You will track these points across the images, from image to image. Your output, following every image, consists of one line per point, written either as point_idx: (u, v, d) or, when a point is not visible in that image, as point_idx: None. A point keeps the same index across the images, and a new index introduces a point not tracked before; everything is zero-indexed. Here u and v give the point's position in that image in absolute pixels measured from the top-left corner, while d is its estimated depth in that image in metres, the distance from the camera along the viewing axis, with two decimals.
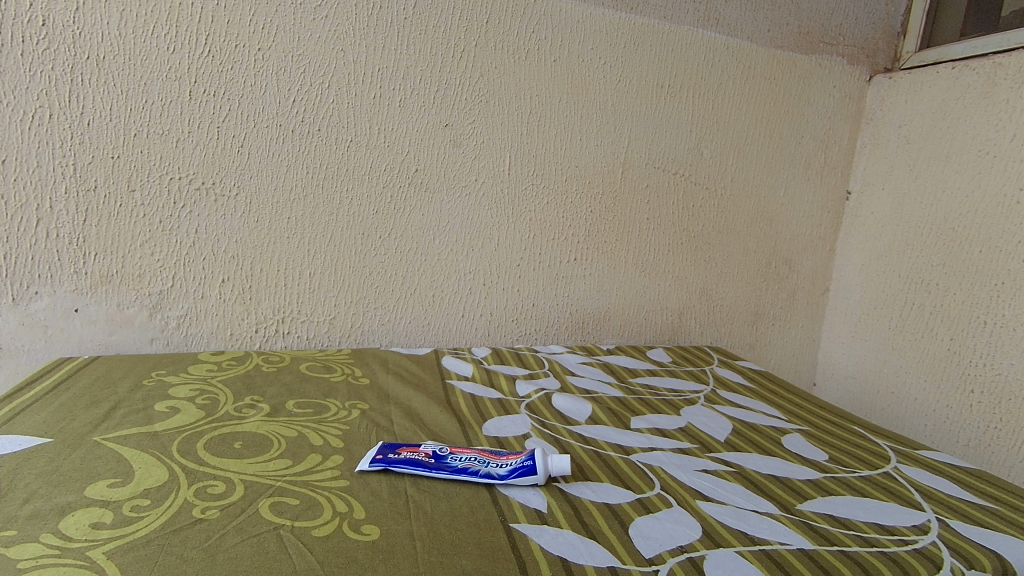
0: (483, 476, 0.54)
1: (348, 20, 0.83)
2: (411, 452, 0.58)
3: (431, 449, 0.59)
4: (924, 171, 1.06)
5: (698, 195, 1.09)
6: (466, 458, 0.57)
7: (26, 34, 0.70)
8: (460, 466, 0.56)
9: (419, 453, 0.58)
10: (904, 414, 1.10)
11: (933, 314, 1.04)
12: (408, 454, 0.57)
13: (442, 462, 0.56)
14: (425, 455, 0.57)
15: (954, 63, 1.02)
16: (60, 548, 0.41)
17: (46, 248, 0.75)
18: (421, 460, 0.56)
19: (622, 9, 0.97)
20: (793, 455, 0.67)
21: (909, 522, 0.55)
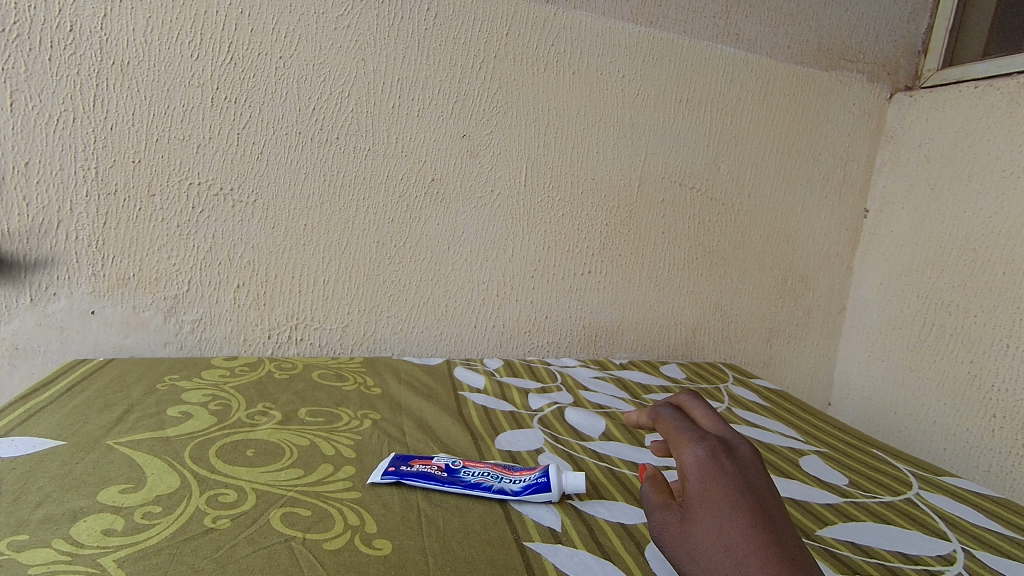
0: (496, 491, 0.54)
1: (368, 30, 0.84)
2: (423, 465, 0.57)
3: (444, 462, 0.58)
4: (946, 190, 1.04)
5: (714, 211, 1.08)
6: (478, 472, 0.56)
7: (54, 39, 0.71)
8: (473, 481, 0.55)
9: (431, 466, 0.57)
10: (922, 437, 1.08)
11: (953, 336, 1.03)
12: (420, 466, 0.57)
13: (455, 476, 0.55)
14: (438, 468, 0.56)
15: (977, 83, 1.01)
16: (71, 554, 0.41)
17: (65, 250, 0.76)
18: (434, 474, 0.55)
19: (642, 23, 0.97)
20: (812, 478, 0.65)
21: (934, 552, 0.53)
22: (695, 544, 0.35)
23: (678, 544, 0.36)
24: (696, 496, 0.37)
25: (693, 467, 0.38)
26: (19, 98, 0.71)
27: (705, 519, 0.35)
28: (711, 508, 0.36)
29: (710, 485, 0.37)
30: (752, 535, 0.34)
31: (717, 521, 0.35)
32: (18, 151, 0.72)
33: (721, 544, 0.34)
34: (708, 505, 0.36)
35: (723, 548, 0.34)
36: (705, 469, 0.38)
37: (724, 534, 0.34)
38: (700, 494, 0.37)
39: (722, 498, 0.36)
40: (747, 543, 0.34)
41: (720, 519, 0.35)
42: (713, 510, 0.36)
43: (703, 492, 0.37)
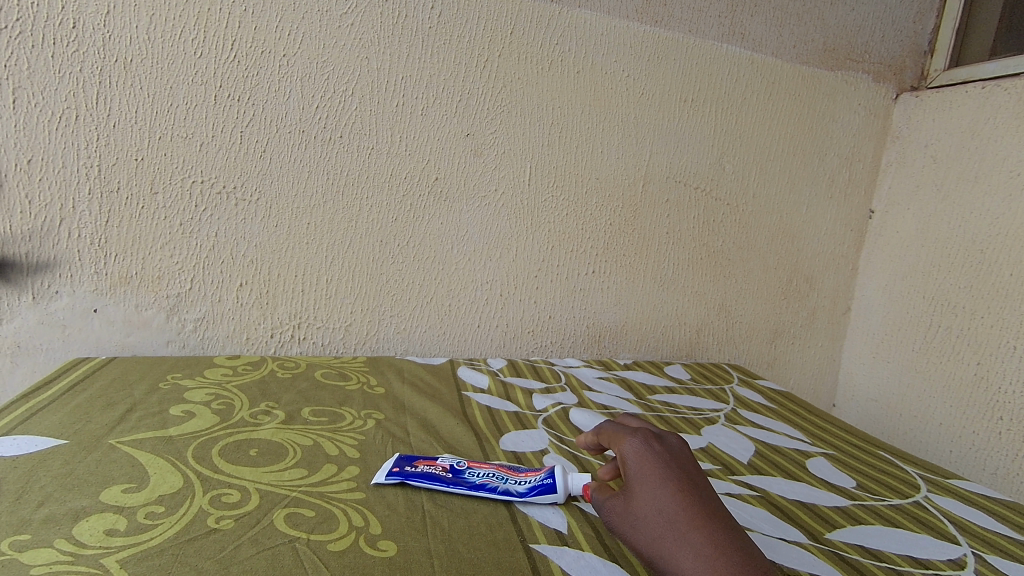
0: (501, 493, 0.53)
1: (372, 28, 0.83)
2: (428, 465, 0.56)
3: (449, 463, 0.57)
4: (952, 191, 1.04)
5: (719, 211, 1.08)
6: (483, 473, 0.56)
7: (57, 36, 0.71)
8: (478, 482, 0.54)
9: (436, 466, 0.56)
10: (928, 439, 1.07)
11: (959, 337, 1.02)
12: (424, 467, 0.56)
13: (459, 477, 0.55)
14: (442, 469, 0.56)
15: (984, 83, 1.00)
16: (73, 554, 0.41)
17: (68, 248, 0.76)
18: (439, 475, 0.55)
19: (647, 22, 0.97)
20: (819, 480, 0.65)
21: (944, 556, 0.53)
22: (638, 518, 0.44)
23: (627, 522, 0.45)
24: (636, 479, 0.46)
25: (630, 455, 0.48)
26: (22, 95, 0.71)
27: (643, 496, 0.45)
28: (648, 485, 0.45)
29: (644, 467, 0.46)
30: (679, 501, 0.43)
31: (652, 495, 0.44)
32: (20, 149, 0.72)
33: (657, 512, 0.43)
34: (645, 483, 0.45)
35: (659, 516, 0.43)
36: (640, 455, 0.47)
37: (659, 505, 0.43)
38: (637, 477, 0.46)
39: (655, 476, 0.45)
40: (678, 506, 0.43)
41: (655, 493, 0.44)
42: (649, 487, 0.45)
43: (640, 474, 0.46)
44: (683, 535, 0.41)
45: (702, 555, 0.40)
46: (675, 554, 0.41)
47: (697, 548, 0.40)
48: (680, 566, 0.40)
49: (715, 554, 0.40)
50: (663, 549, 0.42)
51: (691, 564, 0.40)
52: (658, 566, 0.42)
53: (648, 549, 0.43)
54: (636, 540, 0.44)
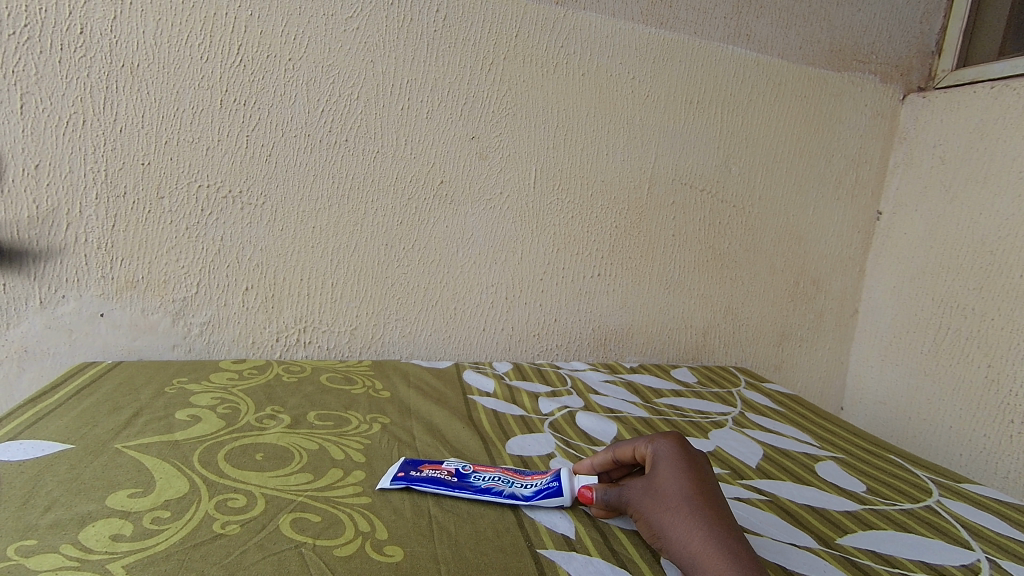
0: (507, 496, 0.53)
1: (377, 32, 0.83)
2: (433, 470, 0.56)
3: (455, 467, 0.57)
4: (961, 192, 1.03)
5: (725, 213, 1.07)
6: (489, 477, 0.55)
7: (65, 42, 0.71)
8: (484, 486, 0.54)
9: (441, 471, 0.56)
10: (938, 442, 1.06)
11: (969, 340, 1.01)
12: (430, 471, 0.56)
13: (465, 481, 0.54)
14: (448, 473, 0.56)
15: (992, 83, 1.00)
16: (79, 560, 0.41)
17: (75, 252, 0.76)
18: (444, 479, 0.55)
19: (652, 24, 0.97)
20: (829, 485, 0.64)
21: (957, 562, 0.52)
22: (657, 493, 0.48)
23: (644, 495, 0.48)
24: (661, 463, 0.50)
25: (658, 446, 0.51)
26: (30, 100, 0.71)
27: (667, 478, 0.48)
28: (673, 469, 0.49)
29: (673, 456, 0.50)
30: (698, 488, 0.47)
31: (675, 477, 0.48)
32: (28, 153, 0.72)
33: (678, 492, 0.47)
34: (671, 468, 0.49)
35: (679, 495, 0.47)
36: (669, 447, 0.51)
37: (680, 487, 0.47)
38: (664, 463, 0.50)
39: (680, 465, 0.49)
40: (697, 492, 0.47)
41: (679, 477, 0.48)
42: (674, 471, 0.49)
43: (666, 460, 0.50)
44: (698, 513, 0.45)
45: (712, 532, 0.44)
46: (687, 525, 0.45)
47: (709, 525, 0.44)
48: (690, 537, 0.44)
49: (724, 534, 0.44)
50: (676, 521, 0.45)
51: (701, 537, 0.44)
52: (668, 533, 0.45)
53: (661, 518, 0.46)
54: (649, 511, 0.47)
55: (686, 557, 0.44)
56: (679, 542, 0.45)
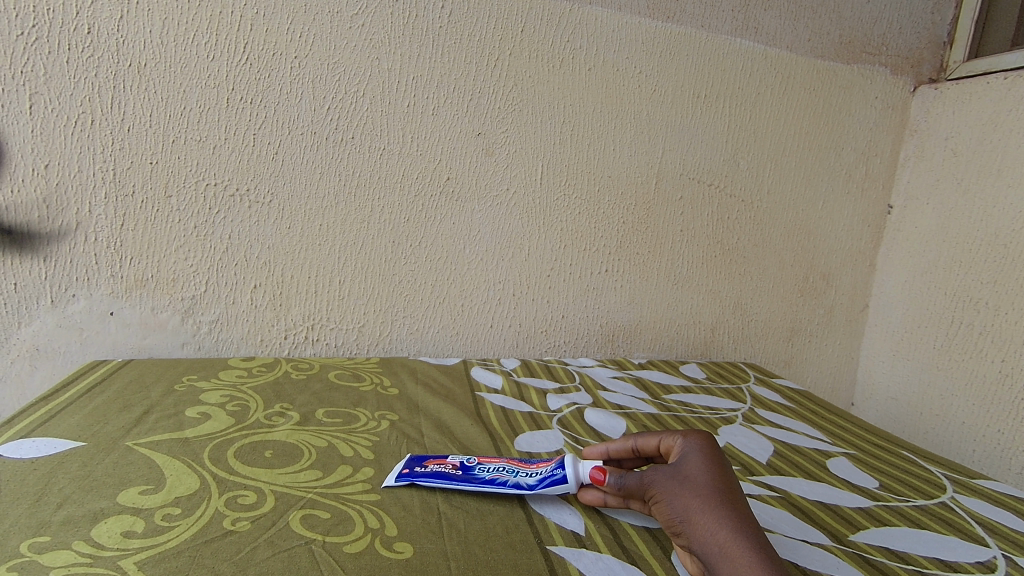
0: (512, 486, 0.53)
1: (383, 29, 0.83)
2: (437, 465, 0.56)
3: (458, 461, 0.57)
4: (974, 185, 1.02)
5: (733, 208, 1.06)
6: (493, 468, 0.55)
7: (72, 42, 0.72)
8: (488, 477, 0.54)
9: (445, 465, 0.56)
10: (950, 438, 1.05)
11: (982, 334, 1.00)
12: (435, 466, 0.56)
13: (470, 474, 0.54)
14: (452, 467, 0.56)
15: (1005, 74, 0.98)
16: (91, 557, 0.41)
17: (85, 251, 0.77)
18: (449, 473, 0.54)
19: (658, 17, 0.96)
20: (841, 481, 0.63)
21: (972, 559, 0.51)
22: (686, 480, 0.46)
23: (670, 481, 0.46)
24: (691, 454, 0.48)
25: (688, 439, 0.50)
26: (38, 100, 0.71)
27: (697, 468, 0.46)
28: (703, 461, 0.47)
29: (703, 449, 0.49)
30: (728, 483, 0.46)
31: (707, 469, 0.46)
32: (38, 153, 0.73)
33: (708, 482, 0.45)
34: (701, 460, 0.47)
35: (709, 485, 0.45)
36: (700, 441, 0.49)
37: (711, 478, 0.45)
38: (694, 453, 0.48)
39: (711, 458, 0.48)
40: (728, 485, 0.45)
41: (709, 469, 0.46)
42: (704, 462, 0.47)
43: (697, 452, 0.48)
44: (728, 505, 0.43)
45: (741, 525, 0.42)
46: (715, 514, 0.43)
47: (739, 518, 0.43)
48: (718, 525, 0.42)
49: (752, 529, 0.42)
50: (704, 509, 0.43)
51: (729, 528, 0.42)
52: (693, 520, 0.43)
53: (687, 504, 0.44)
54: (674, 496, 0.45)
55: (710, 546, 0.42)
56: (705, 529, 0.42)
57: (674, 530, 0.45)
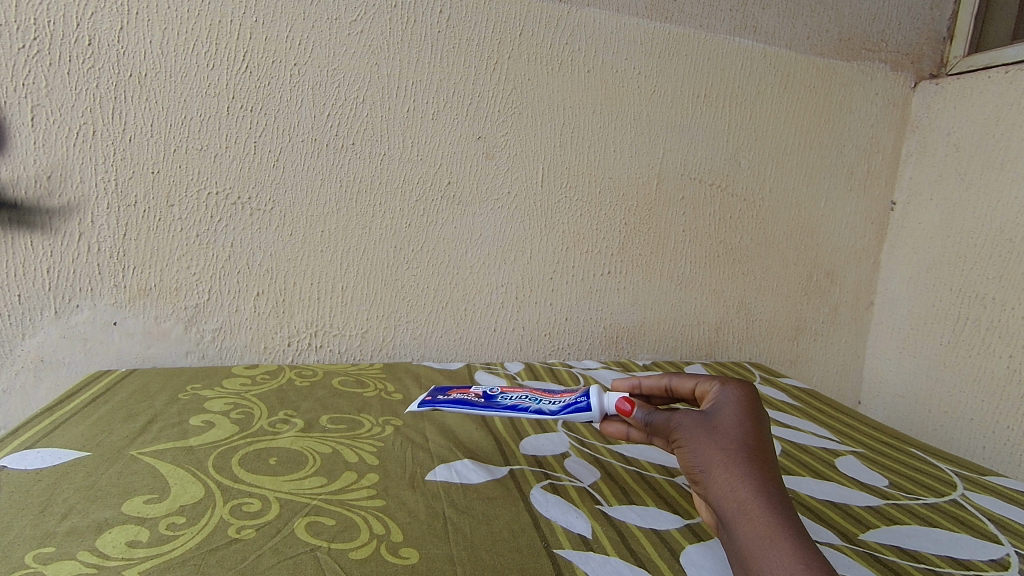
0: (533, 411, 0.57)
1: (381, 35, 0.83)
2: (462, 394, 0.64)
3: (483, 391, 0.65)
4: (977, 180, 1.01)
5: (735, 207, 1.06)
6: (516, 397, 0.62)
7: (73, 54, 0.72)
8: (510, 404, 0.60)
9: (470, 394, 0.64)
10: (959, 435, 1.04)
11: (989, 330, 0.99)
12: (459, 395, 0.64)
13: (492, 402, 0.61)
14: (476, 396, 0.63)
15: (1006, 68, 0.98)
16: (96, 567, 0.41)
17: (87, 262, 0.77)
18: (472, 401, 0.62)
19: (656, 18, 0.96)
20: (850, 480, 0.63)
21: (985, 557, 0.51)
22: (715, 432, 0.45)
23: (698, 428, 0.46)
24: (726, 405, 0.47)
25: (725, 389, 0.49)
26: (40, 112, 0.72)
27: (729, 420, 0.46)
28: (736, 415, 0.46)
29: (740, 401, 0.48)
30: (757, 439, 0.45)
31: (739, 424, 0.46)
32: (40, 165, 0.73)
33: (738, 437, 0.45)
34: (733, 413, 0.47)
35: (738, 441, 0.44)
36: (738, 393, 0.49)
37: (741, 433, 0.45)
38: (728, 405, 0.47)
39: (745, 413, 0.47)
40: (757, 443, 0.45)
41: (741, 423, 0.46)
42: (737, 416, 0.46)
43: (732, 405, 0.47)
44: (753, 464, 0.43)
45: (764, 485, 0.42)
46: (739, 471, 0.43)
47: (762, 477, 0.43)
48: (740, 482, 0.42)
49: (775, 489, 0.42)
50: (727, 464, 0.43)
51: (751, 487, 0.42)
52: (714, 473, 0.43)
53: (710, 455, 0.44)
54: (698, 445, 0.45)
55: (728, 501, 0.42)
56: (725, 485, 0.43)
57: (692, 477, 0.45)
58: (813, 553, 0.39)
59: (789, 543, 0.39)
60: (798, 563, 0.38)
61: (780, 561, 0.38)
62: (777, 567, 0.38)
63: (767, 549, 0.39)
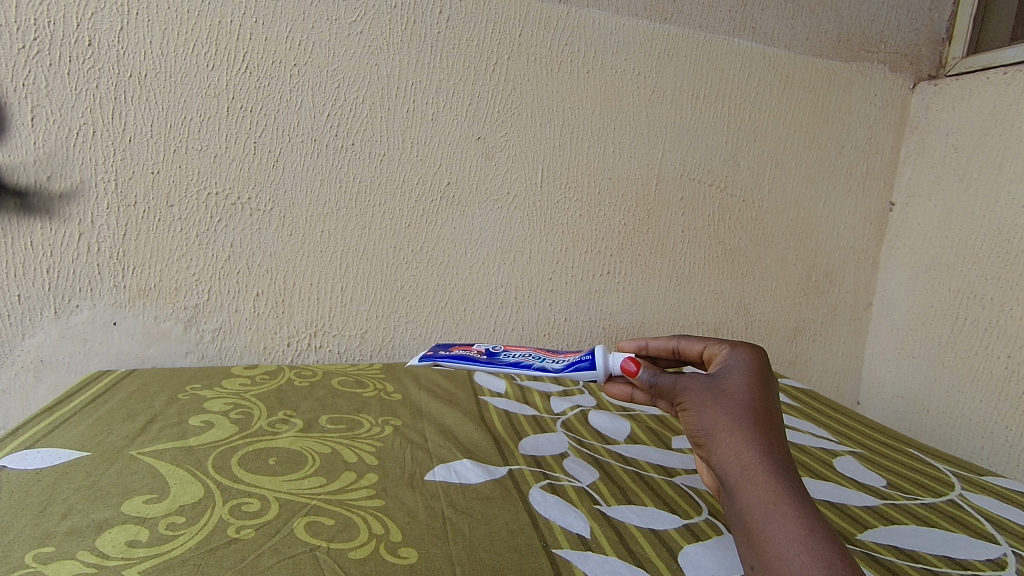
0: (535, 367, 0.60)
1: (381, 36, 0.84)
2: (464, 351, 0.67)
3: (485, 351, 0.67)
4: (975, 181, 1.02)
5: (734, 208, 1.06)
6: (519, 355, 0.64)
7: (74, 54, 0.72)
8: (513, 361, 0.63)
9: (473, 352, 0.67)
10: (958, 436, 1.04)
11: (988, 331, 1.00)
12: (461, 352, 0.67)
13: (494, 360, 0.64)
14: (479, 354, 0.66)
15: (1005, 69, 0.98)
16: (96, 567, 0.41)
17: (87, 262, 0.77)
18: (475, 358, 0.65)
19: (656, 19, 0.96)
20: (848, 480, 0.63)
21: (982, 556, 0.51)
22: (721, 395, 0.46)
23: (703, 391, 0.47)
24: (735, 369, 0.48)
25: (736, 353, 0.50)
26: (40, 113, 0.72)
27: (737, 384, 0.46)
28: (745, 379, 0.47)
29: (750, 366, 0.48)
30: (764, 403, 0.45)
31: (747, 388, 0.46)
32: (40, 165, 0.73)
33: (745, 402, 0.45)
34: (742, 378, 0.47)
35: (745, 405, 0.45)
36: (748, 356, 0.49)
37: (749, 397, 0.45)
38: (738, 369, 0.48)
39: (754, 377, 0.47)
40: (765, 407, 0.45)
41: (750, 387, 0.46)
42: (746, 380, 0.47)
43: (740, 369, 0.48)
44: (758, 428, 0.43)
45: (770, 449, 0.42)
46: (743, 435, 0.43)
47: (768, 441, 0.43)
48: (744, 446, 0.43)
49: (781, 454, 0.42)
50: (731, 427, 0.44)
51: (756, 451, 0.42)
52: (717, 436, 0.44)
53: (714, 419, 0.45)
54: (702, 408, 0.46)
55: (732, 465, 0.43)
56: (729, 448, 0.43)
57: (697, 441, 0.46)
58: (817, 518, 0.39)
59: (792, 508, 0.39)
60: (799, 527, 0.38)
61: (781, 525, 0.39)
62: (778, 530, 0.38)
63: (769, 512, 0.39)
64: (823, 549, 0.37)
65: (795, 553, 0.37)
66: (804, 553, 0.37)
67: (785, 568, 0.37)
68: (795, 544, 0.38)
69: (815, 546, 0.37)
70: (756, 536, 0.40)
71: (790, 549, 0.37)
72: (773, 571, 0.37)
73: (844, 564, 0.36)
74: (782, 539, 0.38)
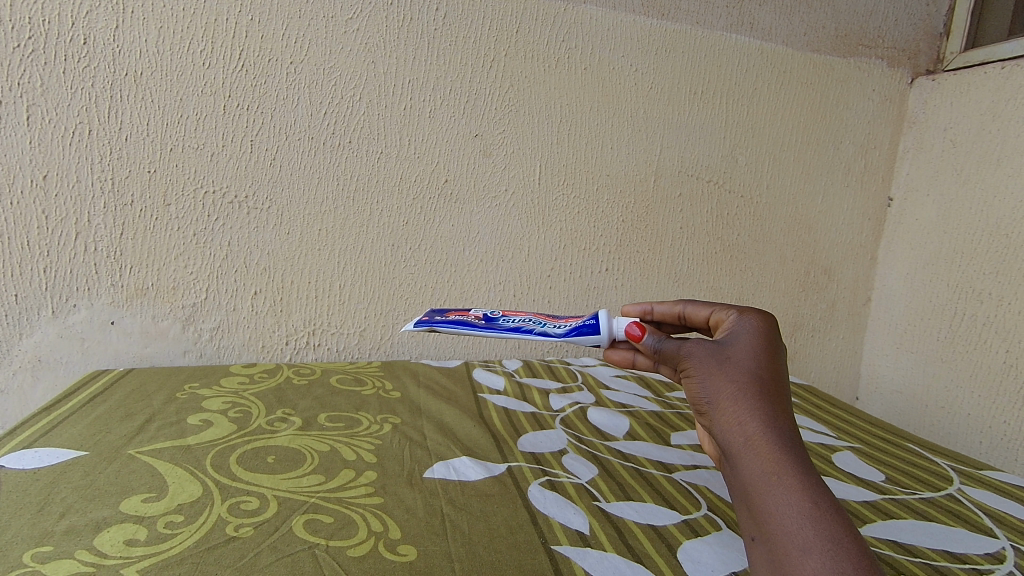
0: (538, 332, 0.56)
1: (378, 33, 0.83)
2: (461, 316, 0.61)
3: (484, 315, 0.61)
4: (974, 176, 1.02)
5: (733, 204, 1.06)
6: (520, 321, 0.59)
7: (69, 52, 0.72)
8: (514, 326, 0.58)
9: (470, 317, 0.61)
10: (957, 431, 1.05)
11: (986, 326, 1.00)
12: (458, 317, 0.61)
13: (494, 324, 0.58)
14: (477, 319, 0.60)
15: (1003, 63, 0.98)
16: (94, 566, 0.41)
17: (85, 261, 0.77)
18: (473, 322, 0.59)
19: (654, 15, 0.96)
20: (847, 475, 0.63)
21: (981, 550, 0.51)
22: (726, 363, 0.45)
23: (709, 358, 0.46)
24: (742, 336, 0.47)
25: (743, 319, 0.49)
26: (36, 112, 0.72)
27: (743, 352, 0.46)
28: (751, 346, 0.46)
29: (758, 333, 0.47)
30: (770, 372, 0.45)
31: (753, 356, 0.45)
32: (36, 165, 0.73)
33: (750, 371, 0.45)
34: (749, 345, 0.46)
35: (750, 375, 0.44)
36: (756, 323, 0.48)
37: (755, 366, 0.45)
38: (745, 337, 0.47)
39: (761, 345, 0.46)
40: (770, 376, 0.45)
41: (756, 356, 0.45)
42: (753, 349, 0.46)
43: (747, 335, 0.47)
44: (763, 399, 0.43)
45: (774, 420, 0.42)
46: (748, 406, 0.43)
47: (773, 412, 0.43)
48: (749, 417, 0.43)
49: (785, 425, 0.43)
50: (736, 397, 0.44)
51: (760, 423, 0.42)
52: (721, 406, 0.44)
53: (718, 387, 0.45)
54: (706, 376, 0.45)
55: (735, 436, 0.43)
56: (733, 419, 0.43)
57: (699, 409, 0.46)
58: (821, 491, 0.39)
59: (797, 481, 0.40)
60: (803, 501, 0.39)
61: (786, 499, 0.39)
62: (782, 503, 0.39)
63: (774, 485, 0.40)
64: (827, 523, 0.38)
65: (799, 527, 0.38)
66: (809, 526, 0.38)
67: (789, 541, 0.38)
68: (799, 518, 0.38)
69: (820, 519, 0.38)
70: (758, 508, 0.40)
71: (794, 522, 0.38)
72: (776, 544, 0.38)
73: (847, 537, 0.37)
74: (786, 512, 0.39)
